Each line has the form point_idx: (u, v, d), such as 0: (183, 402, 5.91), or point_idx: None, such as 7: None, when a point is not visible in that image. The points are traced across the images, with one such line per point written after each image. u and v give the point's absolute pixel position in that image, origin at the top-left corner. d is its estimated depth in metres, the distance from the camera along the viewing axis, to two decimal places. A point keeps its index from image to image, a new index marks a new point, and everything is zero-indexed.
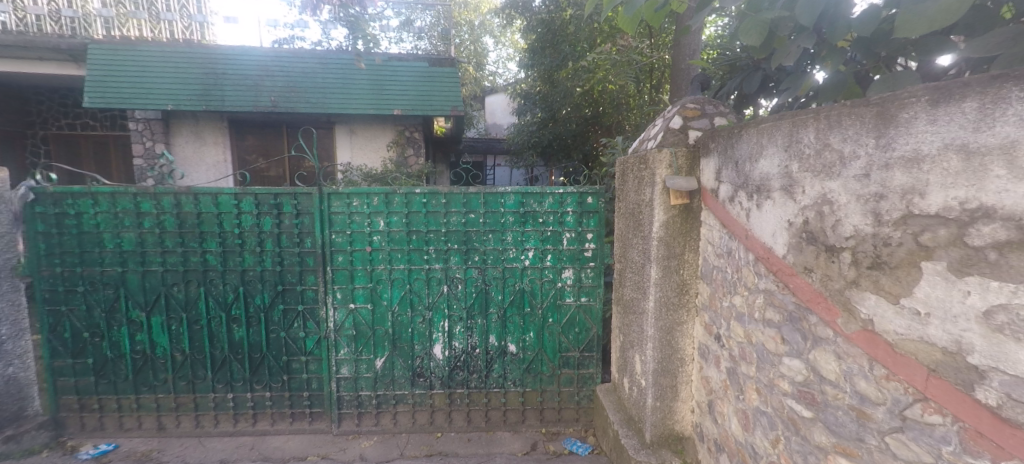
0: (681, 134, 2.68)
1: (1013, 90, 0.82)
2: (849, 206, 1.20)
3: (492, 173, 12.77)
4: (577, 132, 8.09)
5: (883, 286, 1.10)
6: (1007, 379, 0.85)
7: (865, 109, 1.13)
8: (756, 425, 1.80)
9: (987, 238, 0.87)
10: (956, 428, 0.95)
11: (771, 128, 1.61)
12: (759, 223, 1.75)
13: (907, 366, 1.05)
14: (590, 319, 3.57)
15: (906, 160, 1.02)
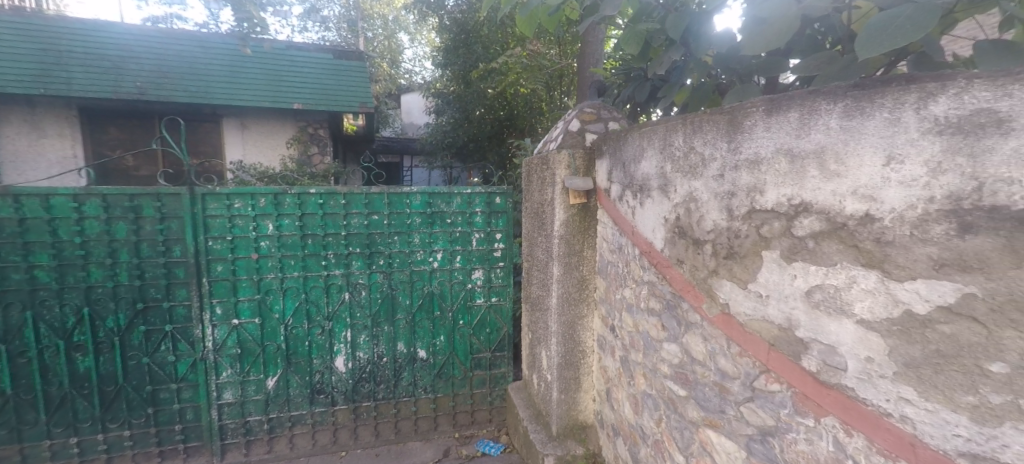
0: (579, 136, 2.81)
1: (821, 103, 0.97)
2: (709, 203, 1.34)
3: (410, 175, 12.31)
4: (492, 135, 8.04)
5: (735, 273, 1.25)
6: (824, 348, 1.01)
7: (719, 117, 1.27)
8: (644, 408, 1.94)
9: (807, 229, 1.01)
10: (790, 393, 1.10)
11: (649, 132, 1.75)
12: (643, 219, 1.89)
13: (754, 342, 1.19)
14: (500, 319, 3.59)
15: (749, 162, 1.16)
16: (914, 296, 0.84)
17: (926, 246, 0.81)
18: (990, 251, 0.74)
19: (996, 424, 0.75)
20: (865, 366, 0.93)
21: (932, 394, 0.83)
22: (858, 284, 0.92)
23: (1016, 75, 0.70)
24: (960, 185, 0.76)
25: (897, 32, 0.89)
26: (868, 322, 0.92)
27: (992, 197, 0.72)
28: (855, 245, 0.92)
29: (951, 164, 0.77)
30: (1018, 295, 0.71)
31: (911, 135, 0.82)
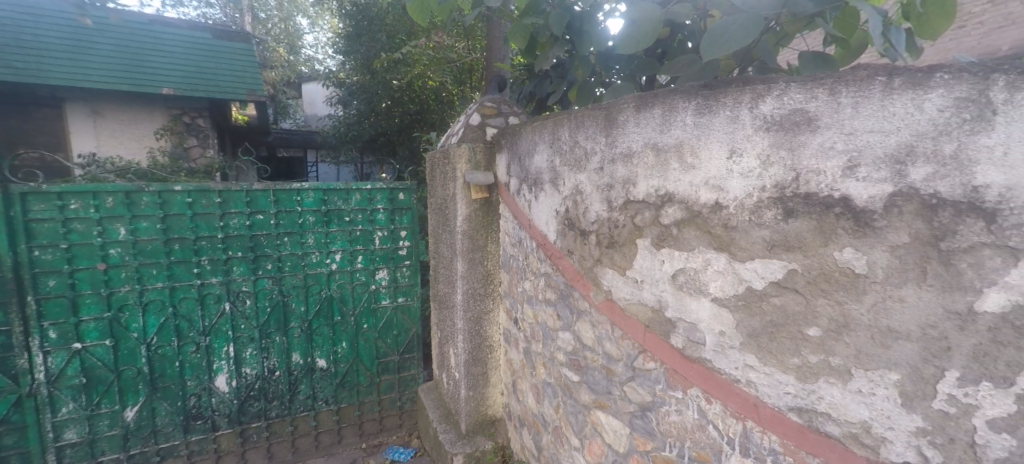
0: (479, 131, 2.80)
1: (678, 101, 1.05)
2: (592, 195, 1.39)
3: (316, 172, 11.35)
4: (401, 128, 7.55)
5: (616, 261, 1.31)
6: (688, 326, 1.10)
7: (597, 112, 1.32)
8: (545, 397, 1.99)
9: (670, 217, 1.10)
10: (663, 370, 1.20)
11: (540, 127, 1.78)
12: (537, 212, 1.93)
13: (632, 325, 1.27)
14: (408, 320, 3.44)
15: (624, 156, 1.22)
16: (753, 274, 0.95)
17: (760, 230, 0.93)
18: (806, 233, 0.88)
19: (814, 379, 0.90)
20: (719, 339, 1.04)
21: (768, 359, 0.96)
22: (711, 265, 1.02)
23: (819, 80, 0.83)
24: (784, 175, 0.89)
25: (732, 38, 1.00)
26: (720, 299, 1.02)
27: (807, 186, 0.86)
28: (708, 231, 1.02)
29: (777, 158, 0.89)
30: (826, 269, 0.86)
31: (747, 132, 0.92)
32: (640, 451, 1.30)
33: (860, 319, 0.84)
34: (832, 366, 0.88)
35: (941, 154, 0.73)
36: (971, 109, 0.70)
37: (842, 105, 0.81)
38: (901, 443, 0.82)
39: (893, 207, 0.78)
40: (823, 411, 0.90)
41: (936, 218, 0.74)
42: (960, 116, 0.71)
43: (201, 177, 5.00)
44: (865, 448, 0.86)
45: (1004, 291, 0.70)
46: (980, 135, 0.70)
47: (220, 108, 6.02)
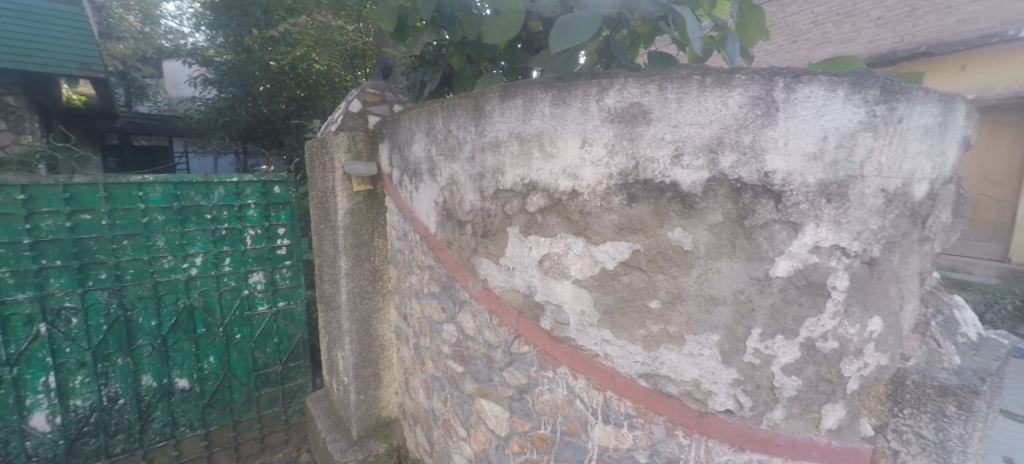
0: (361, 119, 2.63)
1: (536, 92, 1.07)
2: (466, 184, 1.38)
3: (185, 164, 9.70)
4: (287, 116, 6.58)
5: (490, 250, 1.31)
6: (554, 308, 1.15)
7: (466, 101, 1.30)
8: (434, 391, 1.97)
9: (535, 205, 1.13)
10: (535, 352, 1.24)
11: (416, 115, 1.72)
12: (418, 204, 1.87)
13: (507, 311, 1.30)
14: (292, 325, 3.08)
15: (492, 145, 1.22)
16: (606, 256, 1.03)
17: (610, 214, 1.01)
18: (646, 215, 0.97)
19: (656, 346, 1.01)
20: (580, 318, 1.10)
21: (620, 332, 1.05)
22: (571, 249, 1.08)
23: (651, 76, 0.91)
24: (626, 164, 0.97)
25: (577, 32, 1.05)
26: (580, 281, 1.08)
27: (645, 173, 0.95)
28: (567, 216, 1.07)
29: (620, 147, 0.96)
30: (662, 248, 0.97)
31: (596, 122, 0.98)
32: (519, 432, 1.34)
33: (688, 289, 0.96)
34: (669, 333, 1.00)
35: (742, 144, 0.87)
36: (760, 107, 0.85)
37: (668, 99, 0.90)
38: (723, 394, 0.99)
39: (710, 190, 0.91)
40: (665, 374, 1.02)
41: (740, 200, 0.90)
42: (753, 111, 0.86)
43: (12, 168, 3.80)
44: (697, 402, 1.01)
45: (788, 259, 0.91)
46: (766, 128, 0.86)
47: (39, 86, 4.81)
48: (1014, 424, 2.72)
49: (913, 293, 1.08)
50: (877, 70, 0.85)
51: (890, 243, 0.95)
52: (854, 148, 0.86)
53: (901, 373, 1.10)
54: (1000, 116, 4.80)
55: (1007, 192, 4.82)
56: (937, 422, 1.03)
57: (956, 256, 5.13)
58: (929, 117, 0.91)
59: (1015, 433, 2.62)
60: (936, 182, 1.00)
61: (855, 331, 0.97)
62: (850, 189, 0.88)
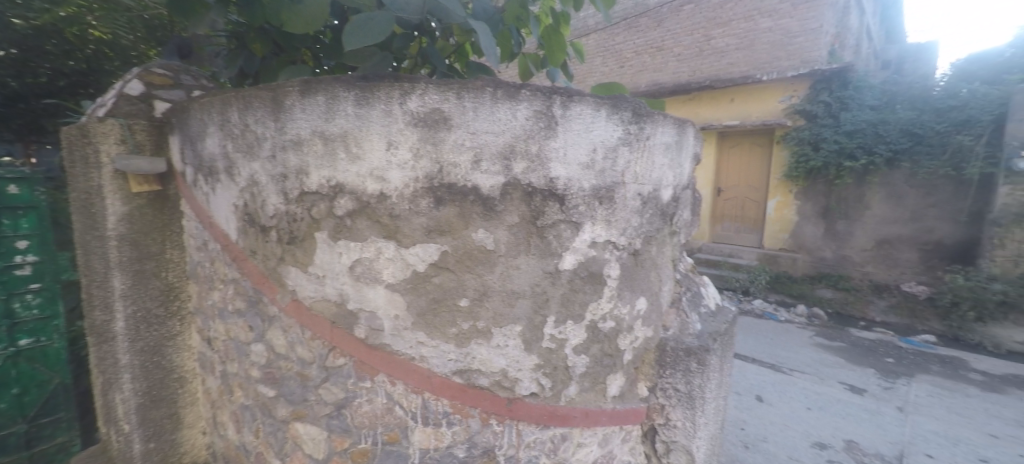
0: (143, 104, 1.96)
1: (339, 90, 1.00)
2: (267, 185, 1.19)
3: None
4: None
5: (298, 258, 1.17)
6: (368, 315, 1.09)
7: (263, 92, 1.13)
8: (244, 423, 1.70)
9: (344, 208, 1.05)
10: (351, 362, 1.15)
11: (208, 104, 1.48)
12: (216, 207, 1.61)
13: (319, 323, 1.17)
14: (49, 378, 2.07)
15: (293, 143, 1.09)
16: (418, 258, 1.03)
17: (419, 217, 1.01)
18: (453, 218, 1.01)
19: (468, 343, 1.06)
20: (395, 322, 1.07)
21: (434, 332, 1.06)
22: (383, 253, 1.05)
23: (449, 84, 0.95)
24: (431, 168, 0.99)
25: (372, 33, 1.04)
26: (393, 285, 1.05)
27: (449, 177, 0.99)
28: (377, 220, 1.03)
29: (425, 151, 0.98)
30: (468, 249, 1.03)
31: (400, 126, 0.98)
32: (338, 451, 1.21)
33: (494, 286, 1.04)
34: (479, 329, 1.06)
35: (530, 153, 1.01)
36: (543, 120, 1.00)
37: (467, 108, 0.96)
38: (527, 379, 1.10)
39: (507, 194, 1.01)
40: (477, 368, 1.07)
41: (533, 203, 1.03)
42: (538, 124, 1.00)
43: None
44: (505, 390, 1.09)
45: (573, 253, 1.09)
46: (549, 139, 1.01)
47: None
48: (762, 370, 3.61)
49: (668, 275, 1.37)
50: (630, 97, 1.11)
51: (647, 237, 1.24)
52: (617, 159, 1.10)
53: (663, 342, 1.36)
54: (757, 138, 6.13)
55: (761, 195, 6.13)
56: (687, 375, 1.32)
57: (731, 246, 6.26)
58: (668, 136, 1.22)
59: (763, 377, 3.47)
60: (678, 187, 1.32)
61: (627, 310, 1.21)
62: (615, 193, 1.12)
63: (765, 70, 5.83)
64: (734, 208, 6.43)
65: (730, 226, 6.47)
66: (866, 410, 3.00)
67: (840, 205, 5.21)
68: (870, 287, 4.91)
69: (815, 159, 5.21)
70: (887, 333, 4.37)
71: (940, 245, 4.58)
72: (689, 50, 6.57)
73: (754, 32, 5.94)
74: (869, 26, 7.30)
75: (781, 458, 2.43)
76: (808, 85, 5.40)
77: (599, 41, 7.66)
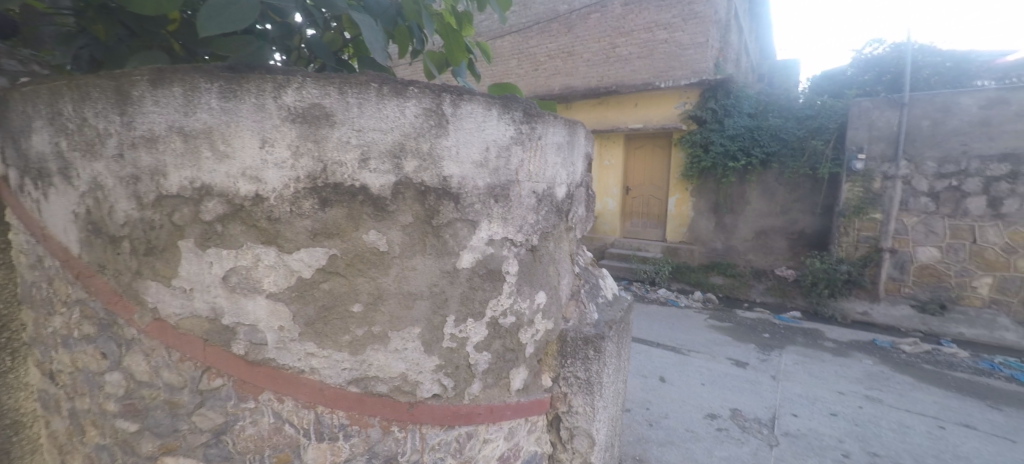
0: None
1: (199, 81, 0.89)
2: (116, 189, 1.02)
3: None
4: None
5: (158, 271, 1.01)
6: (247, 329, 0.97)
7: (106, 81, 0.96)
8: None
9: (212, 213, 0.94)
10: (231, 383, 1.01)
11: (33, 91, 1.23)
12: (50, 216, 1.35)
13: (188, 342, 1.01)
14: None
15: (145, 140, 0.94)
16: (302, 264, 0.96)
17: (303, 220, 0.94)
18: (341, 219, 0.96)
19: (363, 349, 1.01)
20: (280, 334, 0.98)
21: (325, 341, 0.99)
22: (262, 261, 0.95)
23: (330, 78, 0.91)
24: (313, 167, 0.93)
25: (236, 18, 0.94)
26: (275, 294, 0.96)
27: (334, 177, 0.94)
28: (253, 224, 0.94)
29: (306, 149, 0.92)
30: (359, 251, 0.98)
31: (274, 122, 0.90)
32: None
33: (388, 289, 1.01)
34: (374, 334, 1.02)
35: (422, 151, 1.00)
36: (433, 118, 1.00)
37: (350, 104, 0.92)
38: (428, 381, 1.08)
39: (399, 193, 0.99)
40: (374, 374, 1.03)
41: (426, 202, 1.02)
42: (428, 122, 0.99)
43: None
44: (405, 394, 1.07)
45: (471, 251, 1.10)
46: (441, 137, 1.01)
47: None
48: (665, 353, 3.95)
49: (566, 269, 1.43)
50: (520, 98, 1.15)
51: (544, 233, 1.29)
52: (510, 158, 1.13)
53: (564, 333, 1.42)
54: (656, 140, 6.73)
55: (661, 192, 6.72)
56: (586, 363, 1.39)
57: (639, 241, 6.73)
58: (559, 136, 1.28)
59: (666, 359, 3.80)
60: (571, 185, 1.39)
61: (527, 304, 1.25)
62: (510, 191, 1.15)
63: (663, 78, 6.35)
64: (640, 205, 6.93)
65: (637, 223, 6.96)
66: (747, 381, 3.44)
67: (726, 201, 5.79)
68: (751, 273, 5.54)
69: (705, 159, 5.84)
70: (765, 311, 5.01)
71: (803, 235, 5.24)
72: (597, 57, 6.94)
73: (652, 43, 6.45)
74: (746, 45, 8.34)
75: (679, 432, 2.69)
76: (698, 93, 6.00)
77: (513, 43, 7.78)
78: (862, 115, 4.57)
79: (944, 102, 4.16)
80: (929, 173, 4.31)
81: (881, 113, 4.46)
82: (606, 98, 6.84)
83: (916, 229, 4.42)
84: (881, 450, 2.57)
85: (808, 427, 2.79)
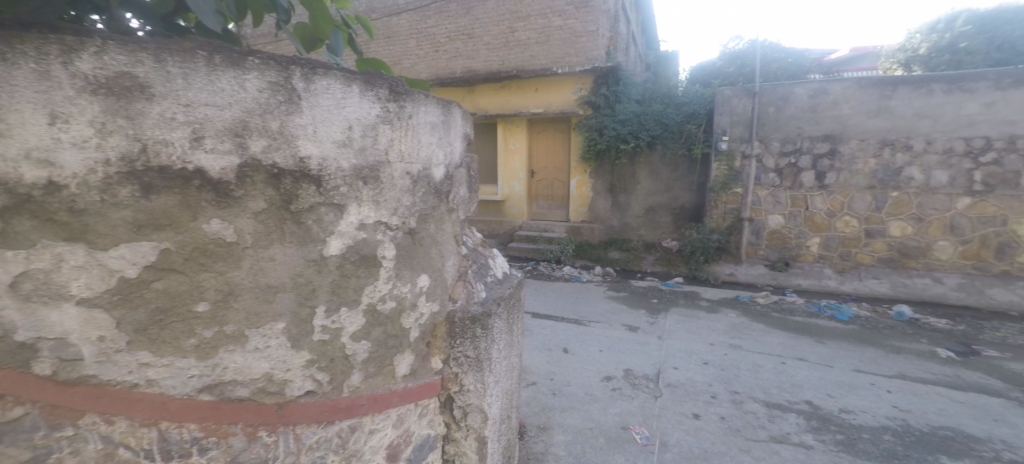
0: None
1: None
2: None
3: None
4: None
5: None
6: (53, 344, 0.81)
7: None
8: None
9: None
10: (36, 409, 0.84)
11: None
12: None
13: None
14: None
15: None
16: (123, 263, 0.82)
17: (120, 211, 0.80)
18: (173, 209, 0.84)
19: (214, 353, 0.91)
20: (101, 346, 0.83)
21: (163, 349, 0.87)
22: (66, 262, 0.78)
23: (141, 44, 0.77)
24: (129, 147, 0.79)
25: None
26: (88, 300, 0.81)
27: (158, 159, 0.81)
28: (48, 218, 0.77)
29: (116, 127, 0.78)
30: (200, 243, 0.87)
31: (66, 93, 0.74)
32: None
33: (242, 283, 0.92)
34: (228, 334, 0.92)
35: (270, 130, 0.91)
36: (282, 93, 0.91)
37: (172, 74, 0.80)
38: (299, 378, 1.02)
39: (246, 177, 0.89)
40: (231, 379, 0.94)
41: (282, 185, 0.94)
42: (276, 97, 0.90)
43: None
44: (273, 396, 0.99)
45: (339, 238, 1.04)
46: (293, 114, 0.93)
47: None
48: (569, 325, 4.19)
49: (451, 251, 1.43)
50: (386, 74, 1.10)
51: (422, 215, 1.26)
52: (378, 137, 1.08)
53: (452, 313, 1.41)
54: (556, 124, 6.97)
55: (563, 175, 7.03)
56: (474, 341, 1.42)
57: (545, 222, 6.98)
58: (433, 115, 1.25)
59: (569, 331, 4.03)
60: (450, 166, 1.38)
61: (407, 288, 1.23)
62: (381, 172, 1.11)
63: (560, 64, 6.53)
64: (546, 188, 7.17)
65: (544, 205, 7.22)
66: (638, 343, 3.80)
67: (621, 182, 6.26)
68: (643, 246, 6.10)
69: (600, 142, 6.20)
70: (654, 279, 5.54)
71: (684, 209, 5.85)
72: (497, 41, 6.88)
73: (548, 29, 6.57)
74: (633, 34, 8.94)
75: (580, 397, 2.89)
76: (592, 79, 6.32)
77: (410, 22, 7.44)
78: (725, 102, 5.22)
79: (783, 92, 4.93)
80: (775, 152, 5.08)
81: (740, 100, 5.13)
82: (508, 82, 6.87)
83: (767, 200, 5.20)
84: (740, 388, 3.03)
85: (687, 377, 3.17)
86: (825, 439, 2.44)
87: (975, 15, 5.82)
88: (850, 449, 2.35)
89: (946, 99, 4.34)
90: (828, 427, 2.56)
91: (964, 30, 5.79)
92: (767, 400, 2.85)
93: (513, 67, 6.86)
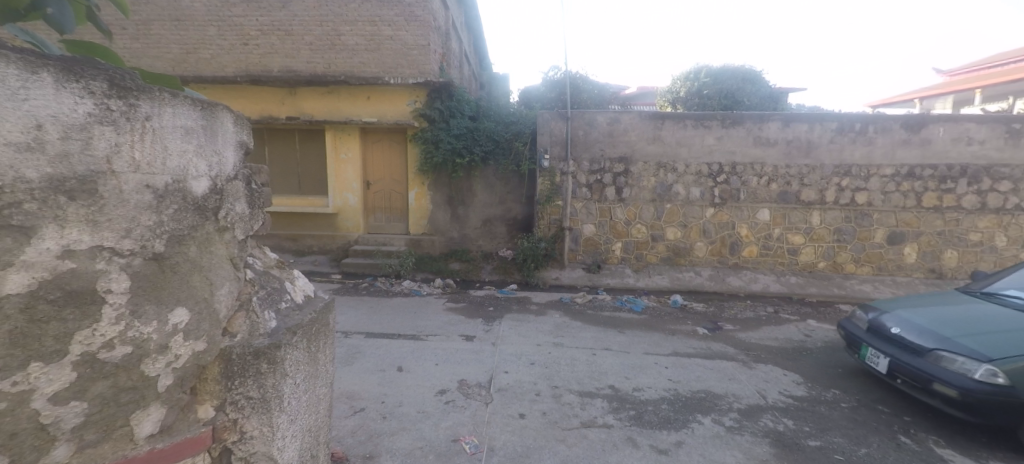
0: None
1: None
2: None
3: None
4: None
5: None
6: None
7: None
8: None
9: None
10: None
11: None
12: None
13: None
14: None
15: None
16: None
17: None
18: None
19: None
20: None
21: None
22: None
23: None
24: None
25: None
26: None
27: None
28: None
29: None
30: None
31: None
32: None
33: None
34: None
35: None
36: None
37: None
38: None
39: None
40: None
41: None
42: None
43: None
44: None
45: (24, 270, 0.78)
46: None
47: None
48: (405, 342, 4.05)
49: (227, 277, 1.20)
50: (103, 64, 0.90)
51: (175, 237, 1.05)
52: (91, 140, 0.87)
53: (227, 350, 1.19)
54: (391, 134, 6.70)
55: (401, 186, 6.79)
56: (259, 379, 1.22)
57: (382, 235, 6.65)
58: (186, 119, 1.07)
59: (405, 348, 3.89)
60: (219, 178, 1.19)
61: (151, 328, 1.00)
62: (98, 184, 0.89)
63: (392, 74, 6.34)
64: (383, 200, 6.83)
65: (381, 217, 6.85)
66: (473, 351, 3.90)
67: (458, 194, 6.40)
68: (481, 256, 6.32)
69: (436, 155, 6.21)
70: (491, 288, 5.77)
71: (516, 220, 6.30)
72: (321, 42, 6.33)
73: (378, 37, 6.33)
74: (465, 52, 9.36)
75: (411, 416, 2.80)
76: (425, 92, 6.32)
77: (210, 7, 6.32)
78: (545, 124, 5.81)
79: (589, 119, 5.75)
80: (585, 170, 5.88)
81: (556, 123, 5.78)
82: (336, 87, 6.37)
83: (582, 211, 5.96)
84: (559, 382, 3.36)
85: (515, 379, 3.37)
86: (622, 417, 2.87)
87: (711, 70, 7.77)
88: (639, 422, 2.81)
89: (696, 133, 5.66)
90: (624, 406, 3.02)
91: (704, 80, 7.68)
92: (580, 390, 3.23)
93: (340, 71, 6.39)
